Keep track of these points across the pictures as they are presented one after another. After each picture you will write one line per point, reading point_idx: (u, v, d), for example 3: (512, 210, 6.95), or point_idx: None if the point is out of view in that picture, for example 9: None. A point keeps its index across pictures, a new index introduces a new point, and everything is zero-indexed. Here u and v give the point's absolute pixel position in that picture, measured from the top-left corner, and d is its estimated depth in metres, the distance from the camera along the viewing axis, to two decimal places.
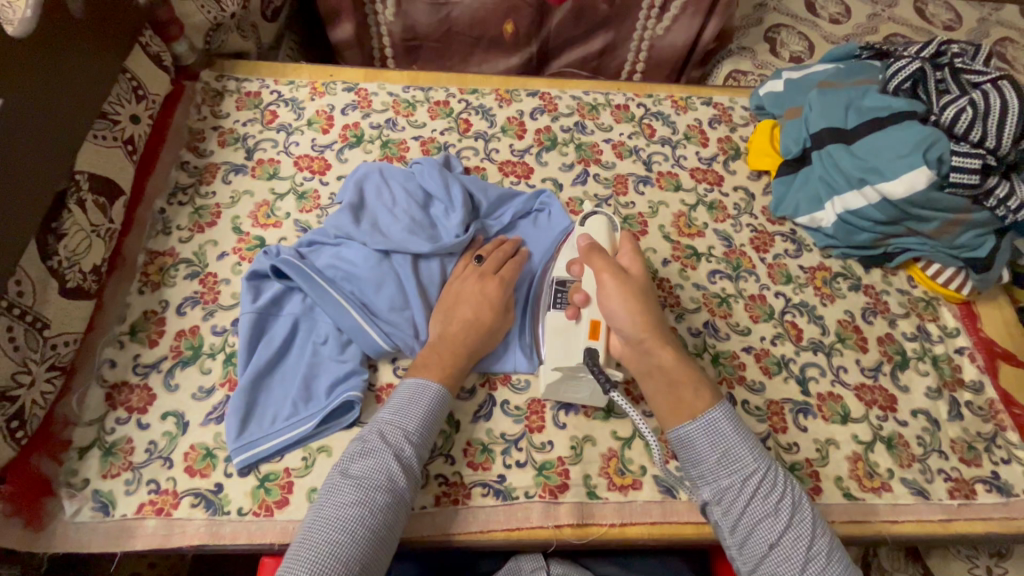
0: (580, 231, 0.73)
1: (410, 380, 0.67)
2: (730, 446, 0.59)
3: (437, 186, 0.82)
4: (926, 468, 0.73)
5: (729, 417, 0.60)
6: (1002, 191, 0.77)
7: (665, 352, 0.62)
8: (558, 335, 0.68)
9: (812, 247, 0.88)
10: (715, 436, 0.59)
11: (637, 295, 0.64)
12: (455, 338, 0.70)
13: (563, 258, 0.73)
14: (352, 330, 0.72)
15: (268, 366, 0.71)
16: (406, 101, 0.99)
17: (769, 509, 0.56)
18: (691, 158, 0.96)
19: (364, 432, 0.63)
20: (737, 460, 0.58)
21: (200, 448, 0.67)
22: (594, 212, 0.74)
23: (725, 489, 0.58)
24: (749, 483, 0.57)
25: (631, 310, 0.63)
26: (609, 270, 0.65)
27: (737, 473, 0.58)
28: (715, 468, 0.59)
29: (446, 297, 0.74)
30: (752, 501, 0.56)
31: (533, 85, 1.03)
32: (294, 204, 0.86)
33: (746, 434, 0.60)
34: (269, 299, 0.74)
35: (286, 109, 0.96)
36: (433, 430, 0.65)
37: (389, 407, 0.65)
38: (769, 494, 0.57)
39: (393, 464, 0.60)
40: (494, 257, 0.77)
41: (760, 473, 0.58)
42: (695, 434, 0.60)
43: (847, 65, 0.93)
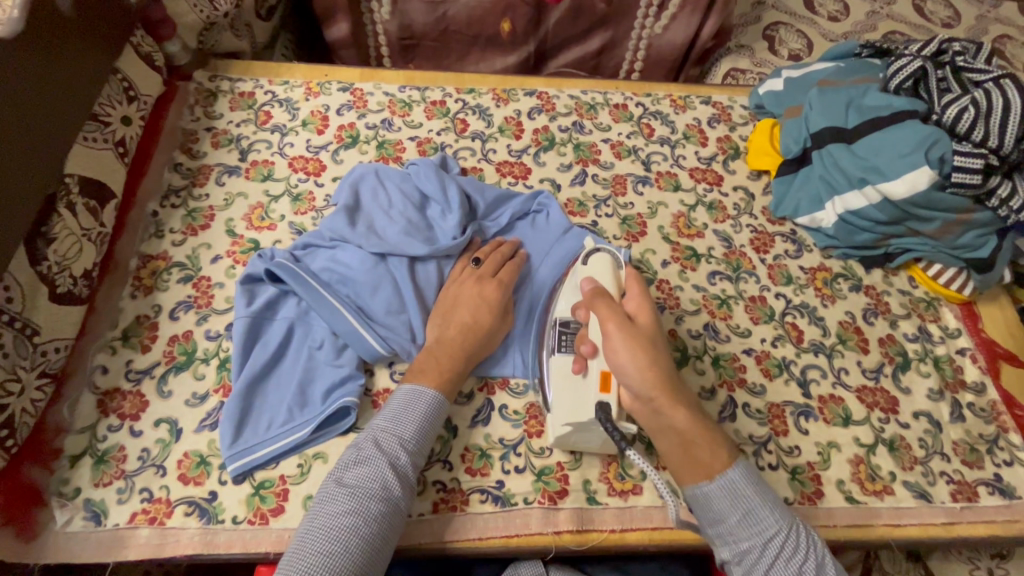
0: (583, 271, 0.71)
1: (406, 386, 0.66)
2: (751, 506, 0.57)
3: (433, 187, 0.81)
4: (928, 471, 0.72)
5: (748, 477, 0.58)
6: (1003, 191, 0.77)
7: (677, 411, 0.59)
8: (567, 387, 0.65)
9: (812, 248, 0.87)
10: (735, 496, 0.57)
11: (645, 346, 0.61)
12: (452, 344, 0.69)
13: (566, 300, 0.71)
14: (348, 334, 0.71)
15: (263, 372, 0.70)
16: (402, 101, 0.97)
17: (792, 573, 0.54)
18: (690, 158, 0.95)
19: (359, 439, 0.62)
20: (758, 521, 0.56)
21: (193, 455, 0.66)
22: (596, 249, 0.72)
23: (745, 552, 0.56)
24: (772, 546, 0.55)
25: (639, 363, 0.60)
26: (614, 319, 0.63)
27: (757, 535, 0.56)
28: (735, 529, 0.57)
29: (444, 300, 0.73)
30: (774, 564, 0.55)
31: (531, 84, 1.02)
32: (289, 206, 0.85)
33: (767, 492, 0.58)
34: (263, 303, 0.73)
35: (280, 110, 0.95)
36: (429, 437, 0.64)
37: (384, 414, 0.64)
38: (792, 556, 0.55)
39: (388, 472, 0.59)
40: (492, 260, 0.76)
41: (782, 534, 0.56)
42: (714, 495, 0.58)
43: (847, 64, 0.92)
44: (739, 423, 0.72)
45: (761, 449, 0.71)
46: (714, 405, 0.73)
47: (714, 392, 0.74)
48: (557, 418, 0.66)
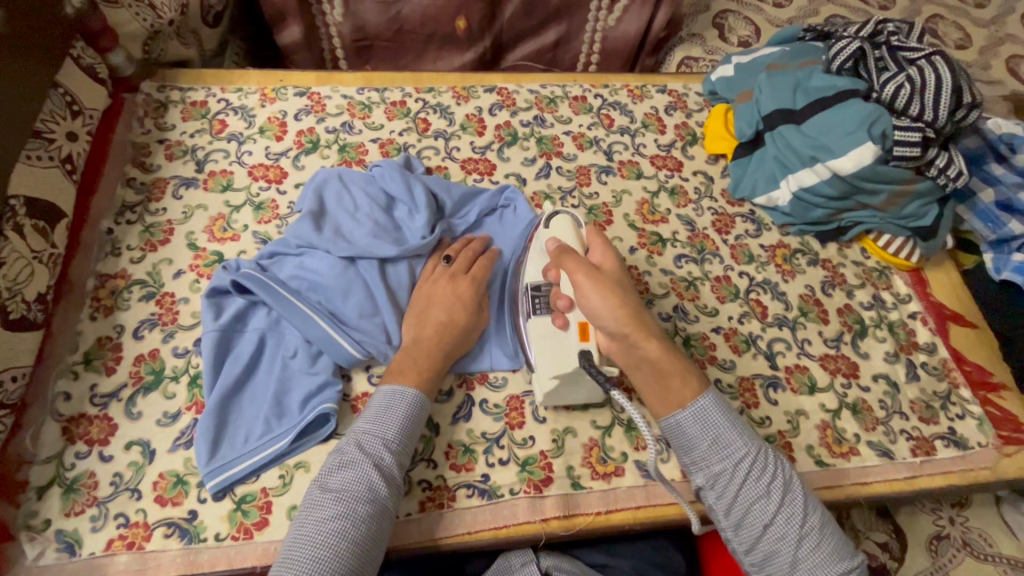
0: (546, 234, 0.73)
1: (385, 388, 0.66)
2: (720, 432, 0.61)
3: (398, 188, 0.81)
4: (889, 430, 0.76)
5: (715, 404, 0.63)
6: (941, 161, 0.80)
7: (650, 344, 0.63)
8: (546, 341, 0.68)
9: (770, 226, 0.90)
10: (704, 422, 0.62)
11: (613, 288, 0.64)
12: (429, 341, 0.69)
13: (535, 263, 0.73)
14: (321, 341, 0.70)
15: (237, 385, 0.69)
16: (361, 103, 0.97)
17: (761, 491, 0.58)
18: (650, 146, 0.97)
19: (342, 444, 0.62)
20: (728, 446, 0.61)
21: (169, 476, 0.64)
22: (556, 211, 0.74)
23: (717, 474, 0.60)
24: (741, 466, 0.59)
25: (609, 305, 0.63)
26: (582, 270, 0.65)
27: (727, 458, 0.60)
28: (707, 454, 0.61)
29: (418, 301, 0.73)
30: (745, 484, 0.59)
31: (490, 80, 1.02)
32: (251, 215, 0.83)
33: (736, 420, 0.63)
34: (231, 316, 0.71)
35: (235, 118, 0.93)
36: (412, 435, 0.64)
37: (365, 417, 0.64)
38: (761, 476, 0.59)
39: (373, 474, 0.59)
40: (462, 257, 0.77)
41: (751, 456, 0.60)
42: (685, 422, 0.62)
43: (793, 47, 0.95)
44: None
45: None
46: None
47: None
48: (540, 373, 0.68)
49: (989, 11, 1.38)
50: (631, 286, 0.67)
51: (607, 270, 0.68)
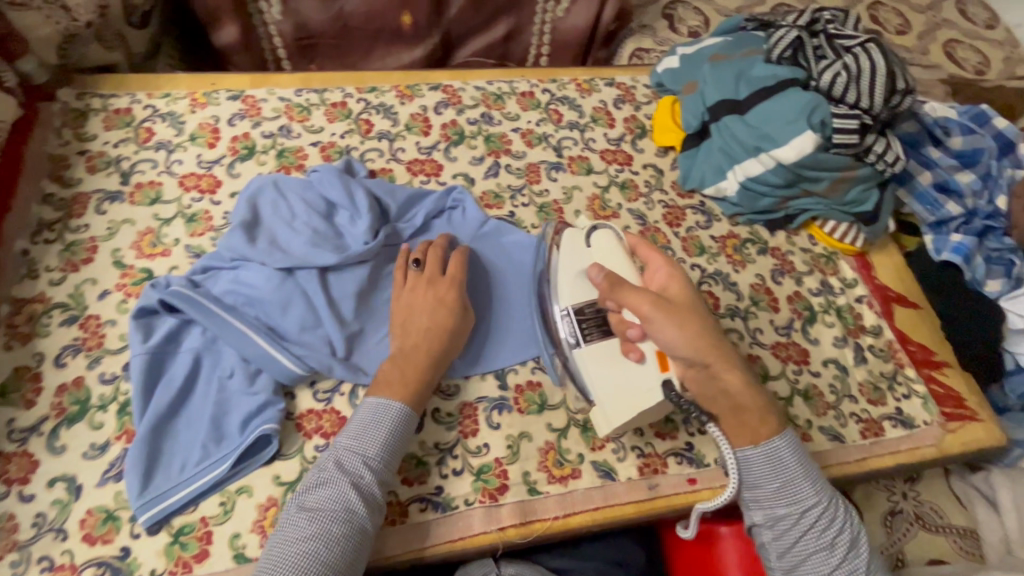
0: (589, 254, 0.72)
1: (371, 401, 0.64)
2: (790, 476, 0.62)
3: (338, 194, 0.77)
4: (839, 413, 0.77)
5: (792, 447, 0.63)
6: (879, 147, 0.82)
7: (730, 373, 0.62)
8: (617, 372, 0.66)
9: (720, 217, 0.91)
10: (776, 465, 0.62)
11: (685, 318, 0.63)
12: (417, 351, 0.67)
13: (579, 287, 0.71)
14: (259, 359, 0.67)
15: (171, 410, 0.65)
16: (299, 105, 0.93)
17: (824, 542, 0.60)
18: (600, 140, 0.96)
19: (322, 459, 0.60)
20: (797, 492, 0.62)
21: (98, 512, 0.60)
22: (596, 228, 0.74)
23: (779, 516, 0.62)
24: (808, 515, 0.61)
25: (686, 335, 0.62)
26: (647, 301, 0.63)
27: (795, 504, 0.61)
28: (772, 495, 0.62)
29: (398, 311, 0.71)
30: (808, 532, 0.61)
31: (435, 77, 1.00)
32: (183, 228, 0.79)
33: (808, 467, 0.63)
34: (162, 336, 0.67)
35: (163, 125, 0.88)
36: (396, 454, 0.62)
37: (348, 432, 0.61)
38: (827, 528, 0.61)
39: (350, 494, 0.57)
40: (432, 258, 0.74)
41: (819, 507, 0.61)
42: (755, 460, 0.63)
43: (735, 37, 0.95)
44: None
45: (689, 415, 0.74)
46: None
47: None
48: (612, 405, 0.66)
49: None
50: (704, 313, 0.65)
51: (678, 298, 0.66)
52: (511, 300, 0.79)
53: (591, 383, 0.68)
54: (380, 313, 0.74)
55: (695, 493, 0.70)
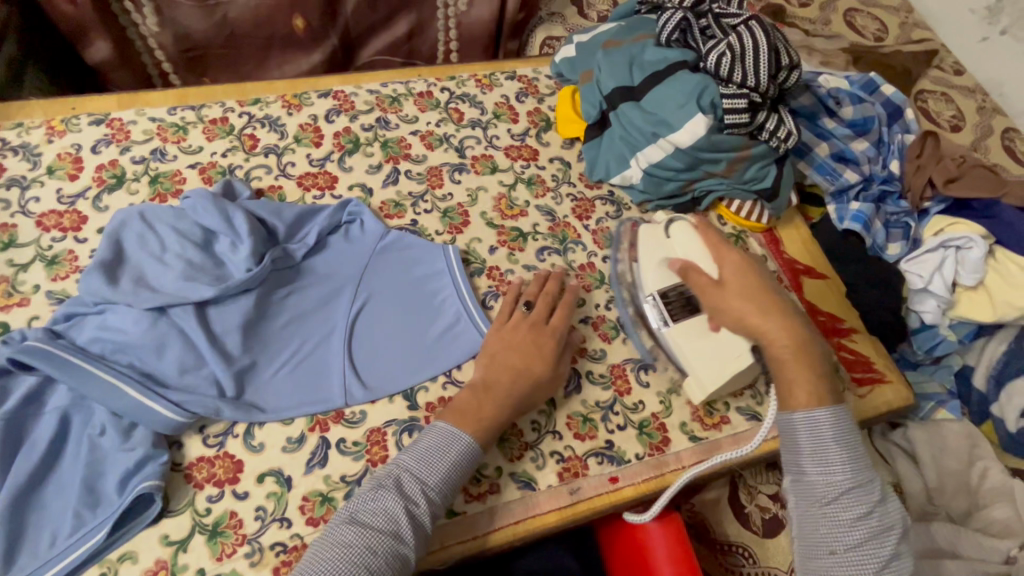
0: (669, 243, 0.76)
1: (440, 424, 0.62)
2: (828, 449, 0.61)
3: (215, 219, 0.72)
4: (756, 392, 0.78)
5: (837, 422, 0.62)
6: (771, 124, 0.82)
7: (778, 344, 0.65)
8: (704, 342, 0.72)
9: (629, 206, 0.90)
10: (815, 432, 0.62)
11: (736, 299, 0.68)
12: (499, 386, 0.66)
13: (657, 273, 0.77)
14: (133, 411, 0.61)
15: (35, 479, 0.58)
16: (174, 125, 0.85)
17: (845, 519, 0.58)
18: (503, 137, 0.93)
19: (383, 471, 0.59)
20: (829, 465, 0.60)
21: None
22: (675, 218, 0.78)
23: (806, 482, 0.61)
24: (835, 487, 0.59)
25: (739, 313, 0.67)
26: (703, 289, 0.70)
27: (825, 474, 0.60)
28: (804, 461, 0.62)
29: (491, 342, 0.71)
30: (831, 505, 0.59)
31: (325, 84, 0.94)
32: (43, 272, 0.71)
33: (851, 446, 0.61)
34: (19, 398, 0.60)
35: (15, 159, 0.79)
36: (454, 486, 0.60)
37: (414, 450, 0.60)
38: (853, 508, 0.58)
39: (402, 520, 0.55)
40: (544, 301, 0.74)
41: (849, 485, 0.59)
42: (796, 424, 0.63)
43: (628, 22, 0.94)
44: (585, 393, 0.74)
45: (608, 413, 0.73)
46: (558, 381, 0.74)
47: None
48: (707, 373, 0.71)
49: None
50: (762, 284, 0.69)
51: (733, 275, 0.70)
52: (444, 315, 0.75)
53: (687, 355, 0.73)
54: (273, 344, 0.70)
55: (617, 491, 0.69)
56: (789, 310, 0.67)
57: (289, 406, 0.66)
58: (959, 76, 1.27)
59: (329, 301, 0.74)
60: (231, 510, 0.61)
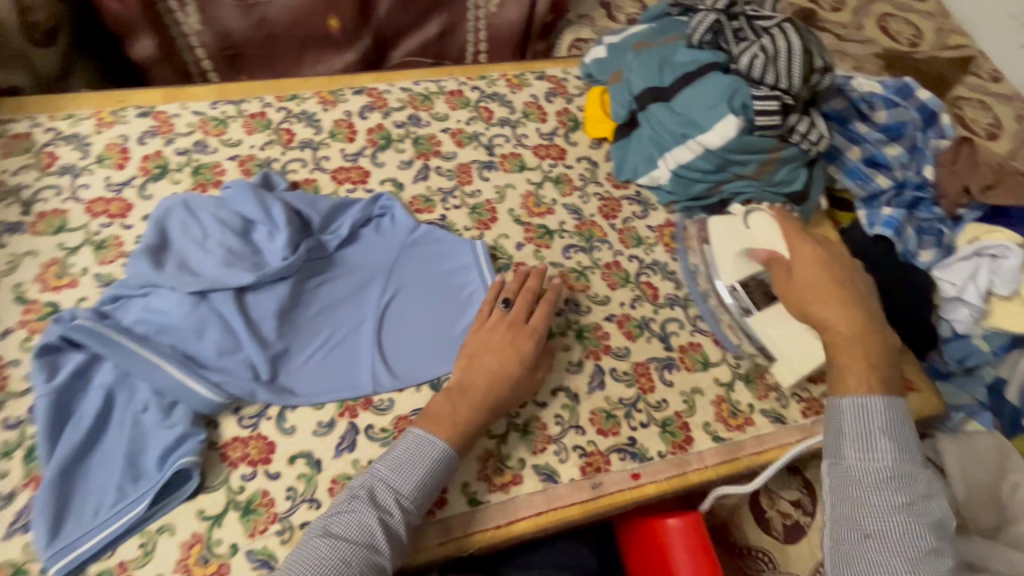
0: (749, 234, 0.80)
1: (415, 431, 0.62)
2: (875, 435, 0.61)
3: (254, 209, 0.74)
4: (781, 395, 0.78)
5: (889, 411, 0.62)
6: (802, 127, 0.82)
7: (835, 329, 0.67)
8: (790, 327, 0.76)
9: (656, 206, 0.91)
10: (863, 417, 0.62)
11: (799, 287, 0.71)
12: (474, 389, 0.66)
13: (739, 264, 0.80)
14: (174, 390, 0.63)
15: (81, 451, 0.61)
16: (215, 119, 0.89)
17: (886, 505, 0.59)
18: (532, 136, 0.95)
19: (357, 483, 0.59)
20: (874, 452, 0.61)
21: (6, 567, 0.57)
22: (753, 211, 0.82)
23: (847, 465, 0.62)
24: (878, 473, 0.60)
25: (803, 300, 0.70)
26: (776, 280, 0.74)
27: (869, 460, 0.61)
28: (848, 444, 0.62)
29: (472, 343, 0.70)
30: (872, 490, 0.60)
31: (359, 81, 0.97)
32: (92, 256, 0.75)
33: (898, 436, 0.62)
34: (68, 373, 0.63)
35: (67, 148, 0.83)
36: (430, 493, 0.60)
37: (388, 459, 0.60)
38: (895, 495, 0.59)
39: (376, 530, 0.56)
40: (522, 301, 0.74)
41: (893, 473, 0.60)
42: (844, 407, 0.64)
43: (659, 24, 0.95)
44: (609, 389, 0.74)
45: (631, 410, 0.73)
46: (582, 377, 0.75)
47: (581, 364, 0.75)
48: (793, 359, 0.75)
49: None
50: (833, 274, 0.71)
51: (804, 265, 0.72)
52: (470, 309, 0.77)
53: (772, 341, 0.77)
54: (305, 331, 0.72)
55: (639, 488, 0.69)
56: (853, 300, 0.69)
57: (320, 391, 0.68)
58: (997, 83, 1.24)
59: (360, 292, 0.76)
60: (263, 489, 0.63)
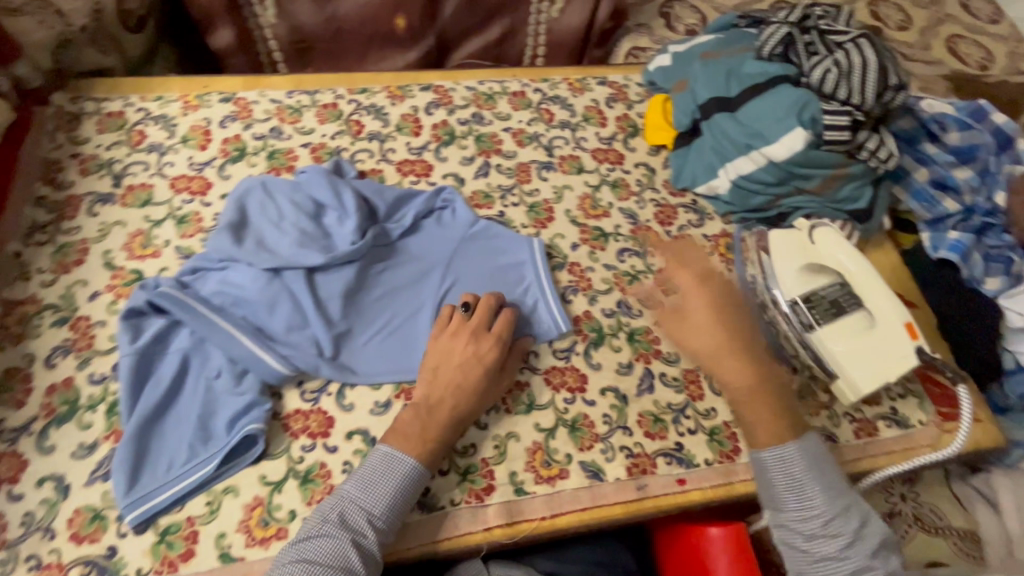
0: (814, 249, 0.80)
1: (383, 448, 0.62)
2: (802, 482, 0.62)
3: (326, 194, 0.78)
4: (833, 414, 0.77)
5: (805, 453, 0.63)
6: (871, 143, 0.81)
7: (739, 376, 0.67)
8: (858, 343, 0.74)
9: (713, 216, 0.91)
10: (788, 467, 0.63)
11: (696, 331, 0.70)
12: (441, 406, 0.66)
13: (802, 277, 0.78)
14: (246, 359, 0.67)
15: (158, 410, 0.65)
16: (291, 107, 0.93)
17: (831, 550, 0.60)
18: (591, 139, 0.96)
19: (324, 508, 0.59)
20: (807, 499, 0.62)
21: (86, 511, 0.61)
22: (818, 225, 0.82)
23: (788, 519, 0.62)
24: (815, 521, 0.61)
25: (707, 344, 0.69)
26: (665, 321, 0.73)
27: (804, 509, 0.62)
28: (783, 497, 0.63)
29: (432, 353, 0.70)
30: (816, 538, 0.61)
31: (426, 78, 1.00)
32: (174, 229, 0.79)
33: (823, 474, 0.62)
34: (150, 337, 0.68)
35: (155, 128, 0.88)
36: (403, 509, 0.60)
37: (355, 480, 0.60)
38: (837, 538, 0.60)
39: (350, 553, 0.56)
40: (483, 308, 0.72)
41: (829, 516, 0.61)
42: (770, 461, 0.64)
43: (727, 35, 0.95)
44: (657, 393, 0.75)
45: (679, 416, 0.73)
46: (631, 379, 0.75)
47: (631, 366, 0.76)
48: (862, 375, 0.73)
49: None
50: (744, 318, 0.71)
51: (699, 309, 0.71)
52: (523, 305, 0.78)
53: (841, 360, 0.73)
54: (367, 313, 0.75)
55: (684, 493, 0.69)
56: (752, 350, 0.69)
57: (379, 372, 0.71)
58: None
59: (419, 280, 0.78)
60: (321, 461, 0.65)
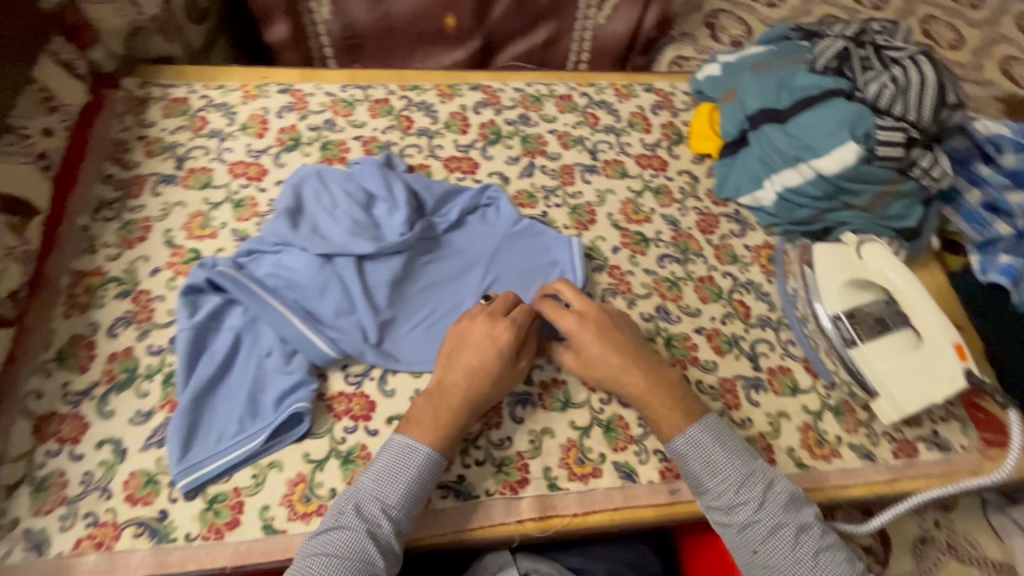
0: (861, 264, 0.79)
1: (399, 438, 0.62)
2: (720, 462, 0.63)
3: (378, 185, 0.80)
4: (871, 432, 0.76)
5: (710, 431, 0.65)
6: (925, 162, 0.80)
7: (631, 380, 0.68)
8: (901, 362, 0.74)
9: (755, 227, 0.91)
10: (702, 449, 0.64)
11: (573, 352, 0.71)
12: (454, 388, 0.65)
13: (845, 293, 0.79)
14: (296, 340, 0.69)
15: (211, 383, 0.68)
16: (344, 100, 0.96)
17: (769, 528, 0.60)
18: (635, 145, 0.97)
19: (342, 499, 0.60)
20: (728, 478, 0.62)
21: (140, 475, 0.64)
22: (865, 241, 0.81)
23: (723, 505, 0.62)
24: (744, 501, 0.61)
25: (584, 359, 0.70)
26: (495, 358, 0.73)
27: (730, 490, 0.62)
28: (709, 483, 0.63)
29: (451, 339, 0.69)
30: (755, 519, 0.61)
31: (476, 78, 1.02)
32: (231, 213, 0.83)
33: (733, 451, 0.64)
34: (207, 313, 0.70)
35: (216, 115, 0.92)
36: (418, 500, 0.61)
37: (371, 472, 0.61)
38: (771, 516, 0.61)
39: (366, 543, 0.56)
40: (504, 297, 0.73)
41: (757, 493, 0.62)
42: (684, 447, 0.64)
43: (779, 48, 0.95)
44: None
45: None
46: None
47: None
48: (905, 393, 0.72)
49: (983, 12, 1.37)
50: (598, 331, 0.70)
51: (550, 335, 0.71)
52: None
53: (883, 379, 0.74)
54: (411, 303, 0.76)
55: None
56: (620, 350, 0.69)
57: (420, 361, 0.73)
58: None
59: (461, 274, 0.80)
60: (362, 443, 0.67)
